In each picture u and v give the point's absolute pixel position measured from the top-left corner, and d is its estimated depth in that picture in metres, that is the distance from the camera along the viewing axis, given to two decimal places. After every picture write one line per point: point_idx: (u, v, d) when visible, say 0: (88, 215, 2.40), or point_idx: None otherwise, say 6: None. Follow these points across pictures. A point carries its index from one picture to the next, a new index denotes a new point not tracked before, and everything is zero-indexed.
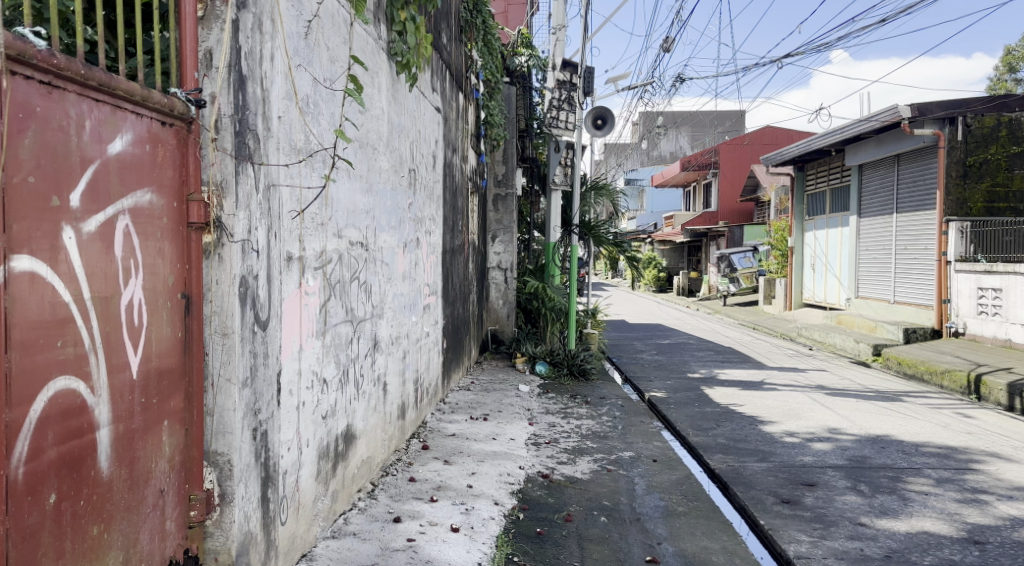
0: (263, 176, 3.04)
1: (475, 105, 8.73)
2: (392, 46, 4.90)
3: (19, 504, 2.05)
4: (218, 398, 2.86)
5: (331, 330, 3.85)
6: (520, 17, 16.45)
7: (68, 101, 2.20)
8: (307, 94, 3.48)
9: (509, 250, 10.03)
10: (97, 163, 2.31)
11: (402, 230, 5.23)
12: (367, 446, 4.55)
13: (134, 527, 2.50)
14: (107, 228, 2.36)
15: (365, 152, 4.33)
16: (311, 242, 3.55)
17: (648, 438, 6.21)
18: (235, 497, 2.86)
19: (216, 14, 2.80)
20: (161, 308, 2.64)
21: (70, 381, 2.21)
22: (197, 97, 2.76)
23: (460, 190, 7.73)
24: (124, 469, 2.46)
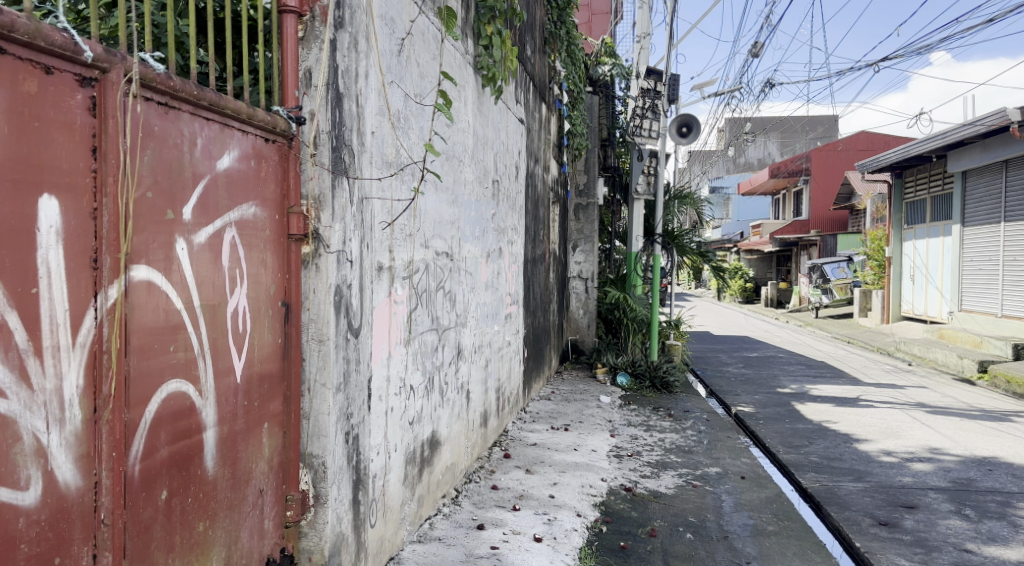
0: (357, 189, 3.16)
1: (558, 115, 8.78)
2: (479, 60, 4.98)
3: (136, 500, 2.16)
4: (314, 402, 2.98)
5: (417, 338, 3.95)
6: (605, 26, 16.41)
7: (182, 121, 2.34)
8: (399, 109, 3.59)
9: (590, 260, 10.05)
10: (207, 178, 2.45)
11: (485, 240, 5.31)
12: (451, 453, 4.63)
13: (235, 524, 2.63)
14: (215, 240, 2.51)
15: (451, 164, 4.43)
16: (400, 252, 3.67)
17: (736, 454, 6.09)
18: (328, 498, 2.98)
19: (315, 35, 2.92)
20: (263, 316, 2.78)
21: (181, 384, 2.35)
22: (297, 115, 2.90)
23: (543, 200, 7.78)
24: (227, 469, 2.59)
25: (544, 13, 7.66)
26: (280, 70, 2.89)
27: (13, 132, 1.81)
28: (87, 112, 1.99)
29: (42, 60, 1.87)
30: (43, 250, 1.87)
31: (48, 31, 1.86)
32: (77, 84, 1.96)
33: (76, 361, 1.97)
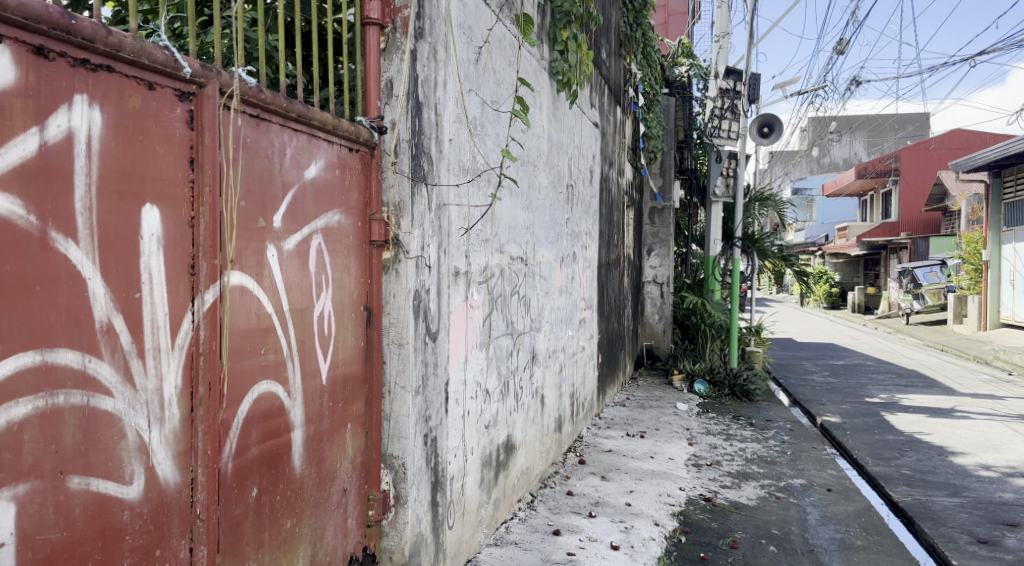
0: (435, 196, 3.22)
1: (634, 118, 8.73)
2: (554, 65, 5.01)
3: (229, 496, 2.25)
4: (394, 405, 3.04)
5: (493, 342, 4.00)
6: (682, 27, 16.21)
7: (272, 133, 2.44)
8: (476, 116, 3.65)
9: (665, 264, 9.90)
10: (295, 187, 2.55)
11: (560, 245, 5.33)
12: (526, 457, 4.66)
13: (320, 522, 2.72)
14: (303, 246, 2.60)
15: (527, 169, 4.47)
16: (476, 257, 3.72)
17: (821, 465, 5.91)
18: (409, 498, 3.04)
19: (396, 45, 3.00)
20: (347, 320, 2.87)
21: (271, 385, 2.44)
22: (379, 124, 2.99)
23: (617, 204, 7.77)
24: (314, 468, 2.68)
25: (620, 15, 7.63)
26: (363, 81, 2.99)
27: (120, 144, 1.86)
28: (185, 125, 2.06)
29: (145, 76, 1.93)
30: (146, 256, 1.93)
31: (152, 50, 1.93)
32: (177, 99, 2.04)
33: (175, 362, 2.03)
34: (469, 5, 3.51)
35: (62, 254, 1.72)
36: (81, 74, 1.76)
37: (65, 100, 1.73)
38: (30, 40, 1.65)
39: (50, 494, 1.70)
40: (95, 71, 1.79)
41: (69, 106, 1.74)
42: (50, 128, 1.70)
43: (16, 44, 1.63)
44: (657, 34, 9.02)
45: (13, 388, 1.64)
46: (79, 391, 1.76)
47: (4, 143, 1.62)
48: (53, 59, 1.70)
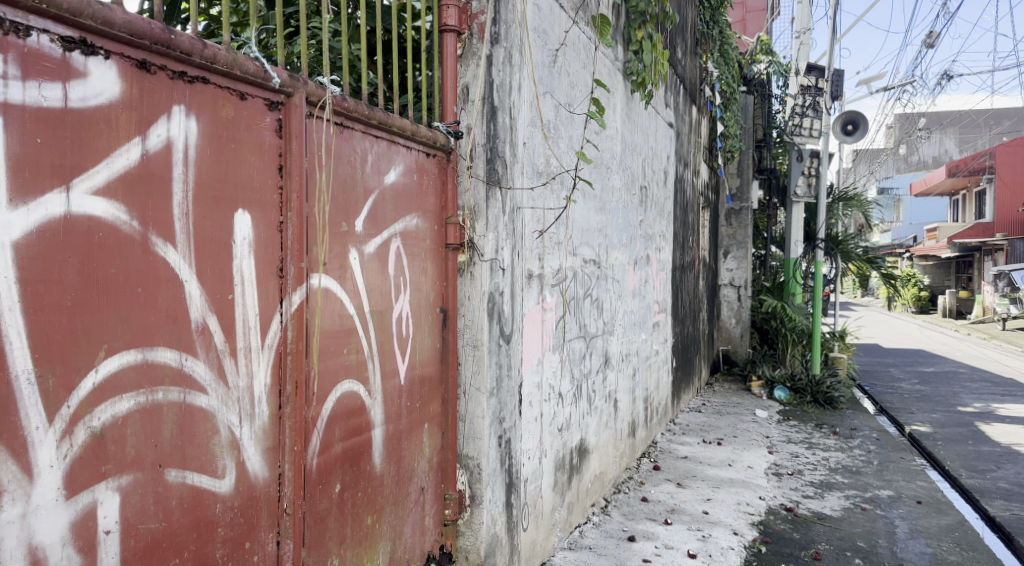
0: (510, 200, 3.24)
1: (710, 117, 8.59)
2: (628, 66, 4.98)
3: (314, 492, 2.32)
4: (470, 405, 3.09)
5: (567, 345, 4.01)
6: (761, 23, 15.87)
7: (355, 139, 2.51)
8: (551, 118, 3.67)
9: (743, 266, 9.75)
10: (376, 193, 2.62)
11: (633, 247, 5.30)
12: (600, 461, 4.65)
13: (399, 519, 2.77)
14: (383, 250, 2.67)
15: (601, 170, 4.47)
16: (550, 260, 3.73)
17: (910, 477, 5.69)
18: (484, 499, 3.07)
19: (473, 51, 3.04)
20: (424, 321, 2.92)
21: (353, 384, 2.50)
22: (456, 129, 3.03)
23: (693, 206, 7.67)
24: (393, 466, 2.74)
25: (696, 13, 7.52)
26: (441, 87, 3.04)
27: (214, 152, 1.94)
28: (274, 133, 2.15)
29: (237, 87, 2.01)
30: (238, 260, 2.01)
31: (243, 61, 2.01)
32: (267, 109, 2.12)
33: (264, 361, 2.11)
34: (545, 8, 3.53)
35: (162, 258, 1.79)
36: (179, 86, 1.84)
37: (164, 111, 1.80)
38: (134, 54, 1.72)
39: (150, 486, 1.77)
40: (192, 82, 1.87)
41: (168, 117, 1.81)
42: (152, 137, 1.77)
43: (122, 58, 1.69)
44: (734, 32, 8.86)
45: (119, 384, 1.69)
46: (177, 388, 1.83)
47: (111, 153, 1.68)
48: (155, 72, 1.77)
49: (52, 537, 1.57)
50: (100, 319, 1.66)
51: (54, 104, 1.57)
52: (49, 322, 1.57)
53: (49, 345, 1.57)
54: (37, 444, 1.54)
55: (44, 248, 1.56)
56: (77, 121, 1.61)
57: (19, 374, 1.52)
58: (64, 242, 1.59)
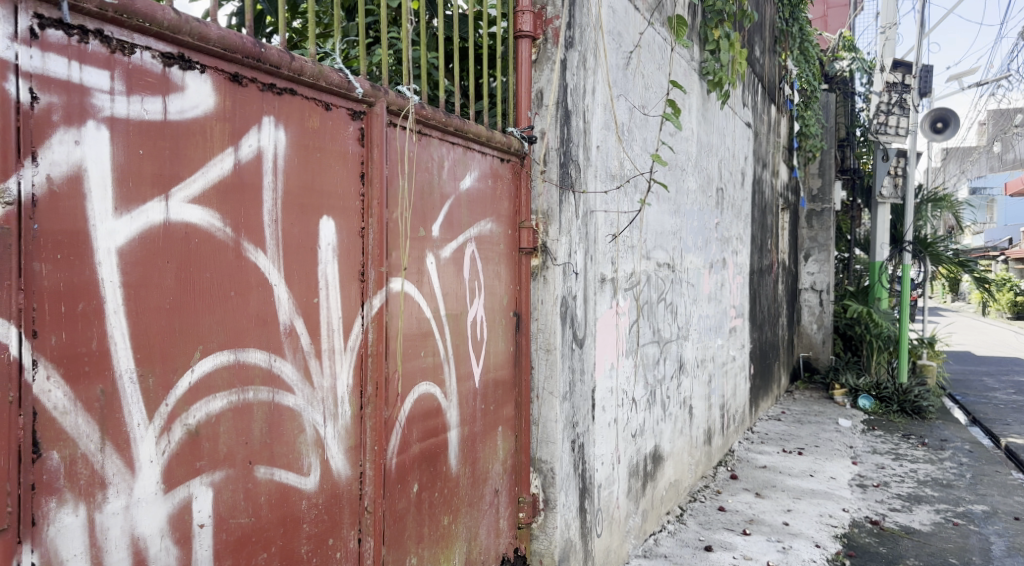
0: (583, 203, 3.24)
1: (789, 116, 8.41)
2: (704, 66, 4.89)
3: (393, 491, 2.37)
4: (543, 409, 3.10)
5: (641, 350, 3.98)
6: (842, 19, 15.41)
7: (432, 146, 2.56)
8: (625, 121, 3.65)
9: (825, 270, 9.48)
10: (452, 198, 2.66)
11: (709, 250, 5.21)
12: (675, 469, 4.60)
13: (475, 521, 2.81)
14: (459, 254, 2.71)
15: (676, 173, 4.43)
16: (624, 264, 3.72)
17: (1006, 492, 5.42)
18: (558, 503, 3.08)
19: (548, 56, 3.05)
20: (498, 325, 2.96)
21: (429, 386, 2.55)
22: (530, 134, 3.05)
23: (771, 207, 7.50)
24: (468, 468, 2.78)
25: (776, 10, 7.36)
26: (515, 92, 3.07)
27: (301, 161, 2.02)
28: (356, 141, 2.21)
29: (322, 97, 2.09)
30: (322, 264, 2.08)
31: (328, 72, 2.08)
32: (350, 118, 2.18)
33: (347, 363, 2.17)
34: (619, 11, 3.53)
35: (253, 263, 1.87)
36: (269, 98, 1.92)
37: (255, 123, 1.88)
38: (227, 68, 1.81)
39: (241, 482, 1.85)
40: (280, 94, 1.95)
41: (259, 128, 1.89)
42: (243, 147, 1.85)
43: (216, 72, 1.78)
44: (816, 29, 8.63)
45: (212, 384, 1.77)
46: (266, 388, 1.91)
47: (206, 163, 1.76)
48: (246, 85, 1.85)
49: (152, 529, 1.65)
50: (195, 322, 1.74)
51: (155, 117, 1.65)
52: (150, 324, 1.64)
53: (150, 346, 1.64)
54: (139, 440, 1.62)
55: (147, 253, 1.63)
56: (175, 132, 1.69)
57: (123, 373, 1.59)
58: (165, 248, 1.67)
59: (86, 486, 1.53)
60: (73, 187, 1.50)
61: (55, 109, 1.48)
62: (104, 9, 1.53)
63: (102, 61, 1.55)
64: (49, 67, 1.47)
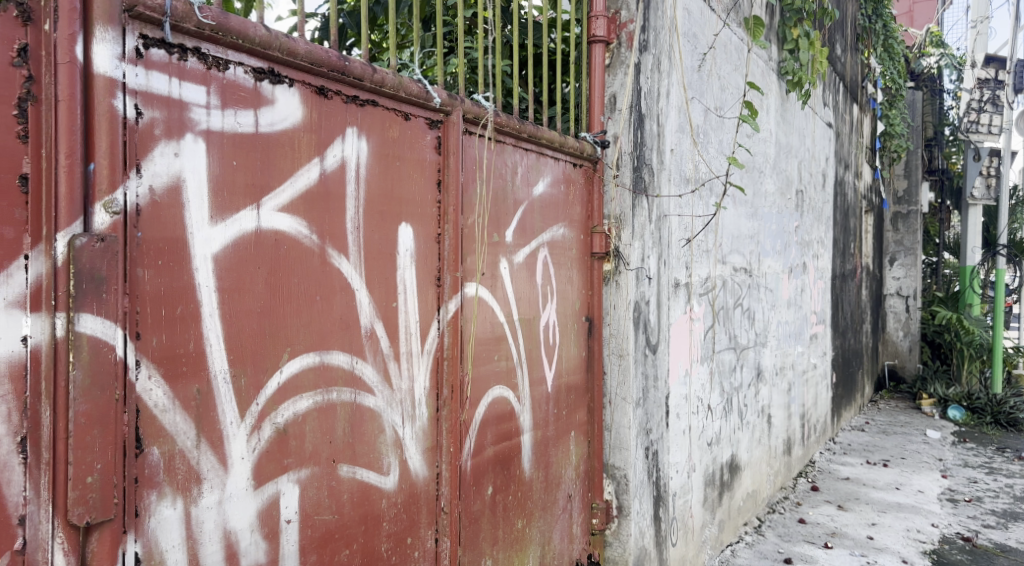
0: (656, 208, 3.22)
1: (873, 115, 8.15)
2: (783, 65, 4.80)
3: (468, 493, 2.41)
4: (616, 415, 3.10)
5: (717, 356, 3.93)
6: (929, 14, 14.84)
7: (506, 152, 2.59)
8: (700, 123, 3.62)
9: (911, 275, 9.15)
10: (525, 204, 2.69)
11: (788, 255, 5.11)
12: (753, 479, 4.52)
13: (548, 525, 2.83)
14: (532, 259, 2.74)
15: (753, 175, 4.36)
16: (699, 269, 3.68)
17: None
18: (631, 511, 3.08)
19: (622, 60, 3.06)
20: (571, 330, 2.98)
21: (503, 390, 2.58)
22: (603, 138, 3.07)
23: (854, 210, 7.28)
24: (541, 472, 2.80)
25: (859, 7, 7.15)
26: (588, 98, 3.09)
27: (381, 170, 2.08)
28: (434, 150, 2.27)
29: (402, 108, 2.14)
30: (401, 269, 2.14)
31: (408, 83, 2.13)
32: (427, 127, 2.24)
33: (424, 365, 2.22)
34: (694, 13, 3.50)
35: (337, 269, 1.94)
36: (352, 109, 1.99)
37: (340, 133, 1.95)
38: (313, 81, 1.88)
39: (325, 480, 1.92)
40: (363, 105, 2.02)
41: (343, 138, 1.96)
42: (328, 158, 1.92)
43: (303, 86, 1.85)
44: (901, 25, 8.35)
45: (298, 385, 1.85)
46: (348, 389, 1.97)
47: (294, 173, 1.83)
48: (332, 97, 1.92)
49: (243, 523, 1.73)
50: (282, 325, 1.81)
51: (247, 129, 1.73)
52: (241, 327, 1.72)
53: (242, 347, 1.72)
54: (231, 437, 1.70)
55: (240, 259, 1.71)
56: (265, 144, 1.77)
57: (217, 373, 1.67)
58: (256, 255, 1.75)
59: (183, 480, 1.62)
60: (172, 198, 1.59)
61: (157, 123, 1.56)
62: (201, 28, 1.62)
63: (199, 77, 1.64)
64: (153, 83, 1.55)
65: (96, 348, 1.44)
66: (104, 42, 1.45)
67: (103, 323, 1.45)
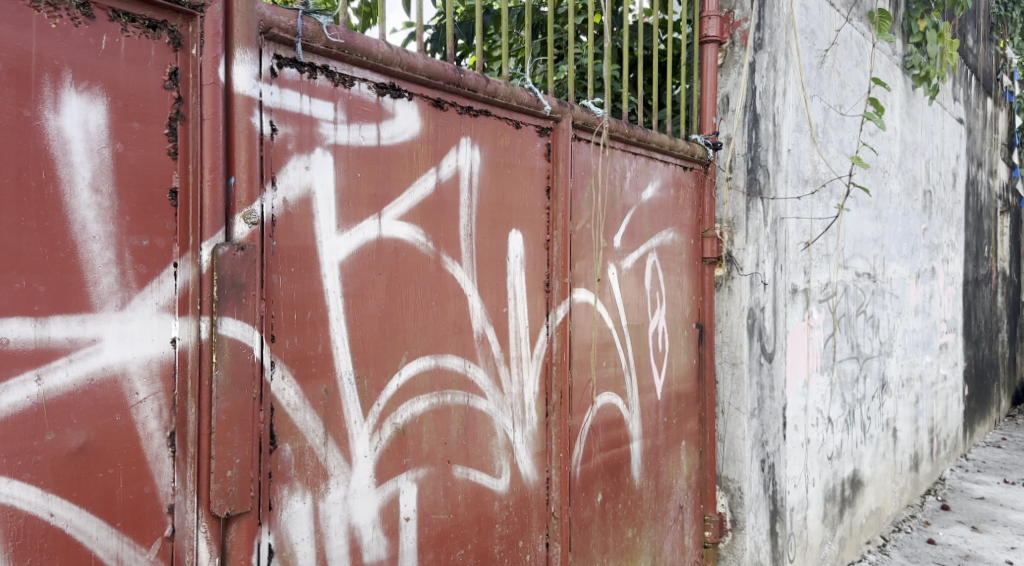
0: (772, 211, 3.08)
1: (1009, 110, 7.63)
2: (908, 59, 4.56)
3: (578, 499, 2.42)
4: (729, 425, 3.03)
5: (838, 366, 3.78)
6: None
7: (615, 158, 2.59)
8: (819, 122, 3.50)
9: None
10: (633, 209, 2.68)
11: (915, 259, 4.85)
12: (876, 496, 4.31)
13: (659, 535, 2.80)
14: (640, 264, 2.72)
15: (877, 176, 4.17)
16: (818, 274, 3.55)
17: None
18: (746, 524, 3.00)
19: (735, 59, 3.01)
20: (681, 337, 2.94)
21: (612, 396, 2.57)
22: (714, 140, 3.03)
23: (988, 211, 6.84)
24: (651, 481, 2.77)
25: None
26: (699, 99, 3.04)
27: (493, 178, 2.12)
28: (543, 157, 2.29)
29: (513, 116, 2.18)
30: (511, 275, 2.17)
31: (519, 92, 2.17)
32: (537, 135, 2.27)
33: (533, 371, 2.25)
34: (812, 8, 3.39)
35: (451, 275, 1.99)
36: (466, 120, 2.04)
37: (454, 144, 2.01)
38: (431, 94, 1.94)
39: (440, 480, 1.97)
40: (476, 115, 2.07)
41: (456, 149, 2.01)
42: (443, 167, 1.98)
43: (421, 98, 1.92)
44: None
45: (415, 387, 1.91)
46: (461, 392, 2.02)
47: (412, 183, 1.90)
48: (447, 109, 1.98)
49: (366, 519, 1.80)
50: (401, 329, 1.88)
51: (370, 142, 1.81)
52: (364, 331, 1.80)
53: (365, 351, 1.80)
54: (355, 436, 1.77)
55: (363, 266, 1.79)
56: (387, 156, 1.84)
57: (343, 375, 1.75)
58: (378, 262, 1.82)
59: (312, 476, 1.70)
60: (304, 208, 1.68)
61: (290, 138, 1.65)
62: (329, 47, 1.71)
63: (327, 94, 1.72)
64: (286, 101, 1.65)
65: (236, 349, 1.54)
66: (244, 64, 1.55)
67: (243, 327, 1.55)
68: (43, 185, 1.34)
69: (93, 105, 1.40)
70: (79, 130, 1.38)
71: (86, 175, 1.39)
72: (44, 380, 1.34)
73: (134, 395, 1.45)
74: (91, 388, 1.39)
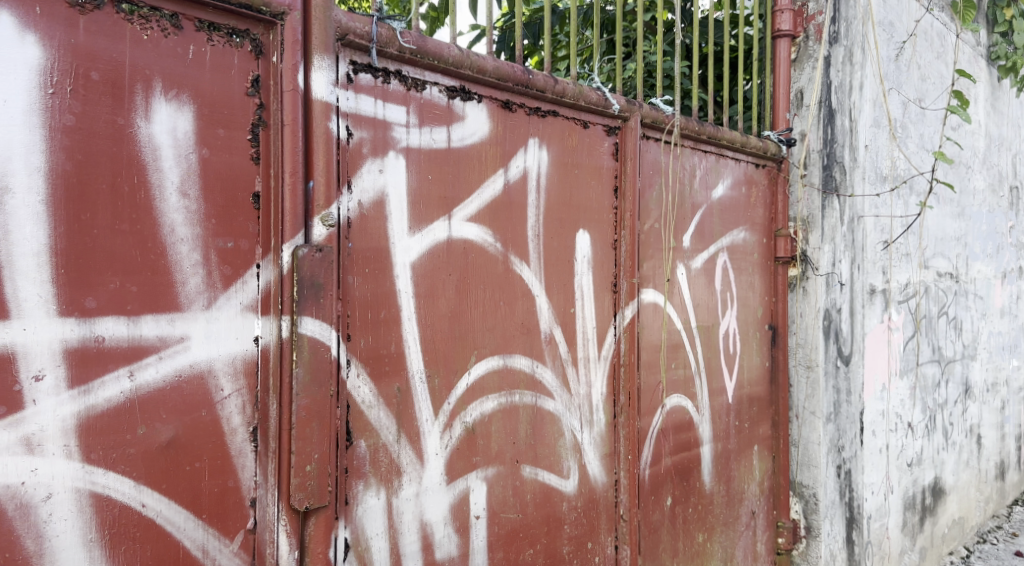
0: (850, 208, 2.95)
1: None
2: (993, 50, 4.37)
3: (647, 502, 2.40)
4: (804, 430, 2.97)
5: (919, 370, 3.65)
6: None
7: (685, 156, 2.56)
8: (899, 117, 3.38)
9: None
10: (703, 208, 2.64)
11: (1001, 259, 4.65)
12: (960, 505, 4.14)
13: (731, 540, 2.76)
14: (711, 265, 2.68)
15: (960, 172, 4.02)
16: (898, 274, 3.44)
17: None
18: (821, 532, 2.92)
19: (809, 54, 2.94)
20: (752, 338, 2.89)
21: (681, 399, 2.54)
22: (788, 136, 2.98)
23: None
24: (723, 486, 2.73)
25: None
26: (772, 95, 2.99)
27: (561, 178, 2.12)
28: (611, 157, 2.28)
29: (580, 116, 2.18)
30: (579, 275, 2.17)
31: (587, 92, 2.16)
32: (605, 134, 2.26)
33: (601, 371, 2.24)
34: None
35: (519, 276, 2.00)
36: (534, 122, 2.05)
37: (523, 145, 2.02)
38: (500, 96, 1.96)
39: (509, 480, 1.98)
40: (544, 116, 2.07)
41: (524, 150, 2.02)
42: (511, 168, 1.99)
43: (490, 100, 1.94)
44: None
45: (484, 387, 1.92)
46: (529, 392, 2.03)
47: (482, 185, 1.92)
48: (516, 111, 2.00)
49: (437, 517, 1.83)
50: (470, 329, 1.90)
51: (441, 145, 1.83)
52: (435, 331, 1.82)
53: (435, 350, 1.82)
54: (426, 434, 1.80)
55: (433, 266, 1.82)
56: (457, 158, 1.86)
57: (414, 374, 1.78)
58: (447, 262, 1.84)
59: (386, 473, 1.73)
60: (378, 210, 1.71)
61: (365, 142, 1.69)
62: (402, 52, 1.74)
63: (401, 97, 1.76)
64: (361, 106, 1.68)
65: (315, 348, 1.58)
66: (321, 71, 1.59)
67: (321, 326, 1.59)
68: (136, 189, 1.40)
69: (181, 113, 1.45)
70: (168, 136, 1.44)
71: (175, 179, 1.45)
72: (137, 376, 1.41)
73: (219, 391, 1.50)
74: (179, 384, 1.45)
